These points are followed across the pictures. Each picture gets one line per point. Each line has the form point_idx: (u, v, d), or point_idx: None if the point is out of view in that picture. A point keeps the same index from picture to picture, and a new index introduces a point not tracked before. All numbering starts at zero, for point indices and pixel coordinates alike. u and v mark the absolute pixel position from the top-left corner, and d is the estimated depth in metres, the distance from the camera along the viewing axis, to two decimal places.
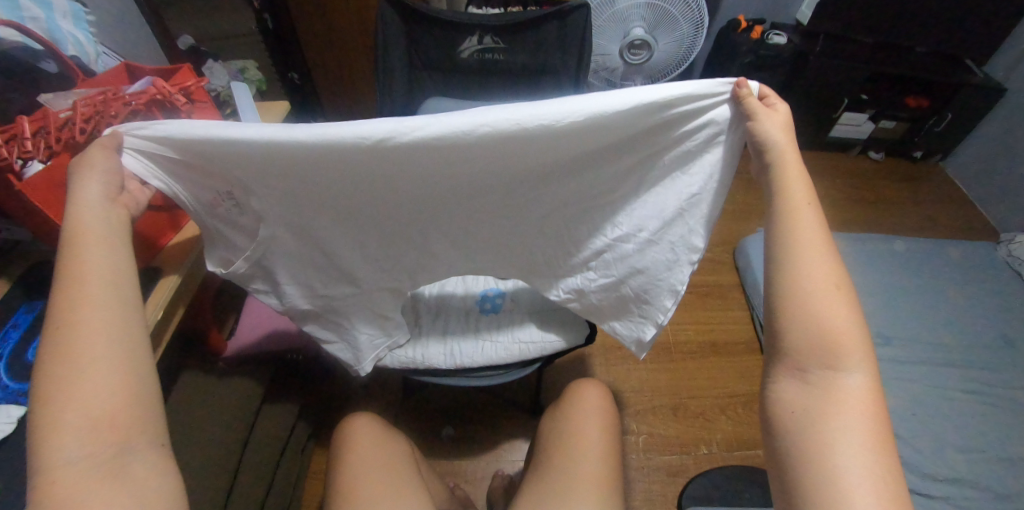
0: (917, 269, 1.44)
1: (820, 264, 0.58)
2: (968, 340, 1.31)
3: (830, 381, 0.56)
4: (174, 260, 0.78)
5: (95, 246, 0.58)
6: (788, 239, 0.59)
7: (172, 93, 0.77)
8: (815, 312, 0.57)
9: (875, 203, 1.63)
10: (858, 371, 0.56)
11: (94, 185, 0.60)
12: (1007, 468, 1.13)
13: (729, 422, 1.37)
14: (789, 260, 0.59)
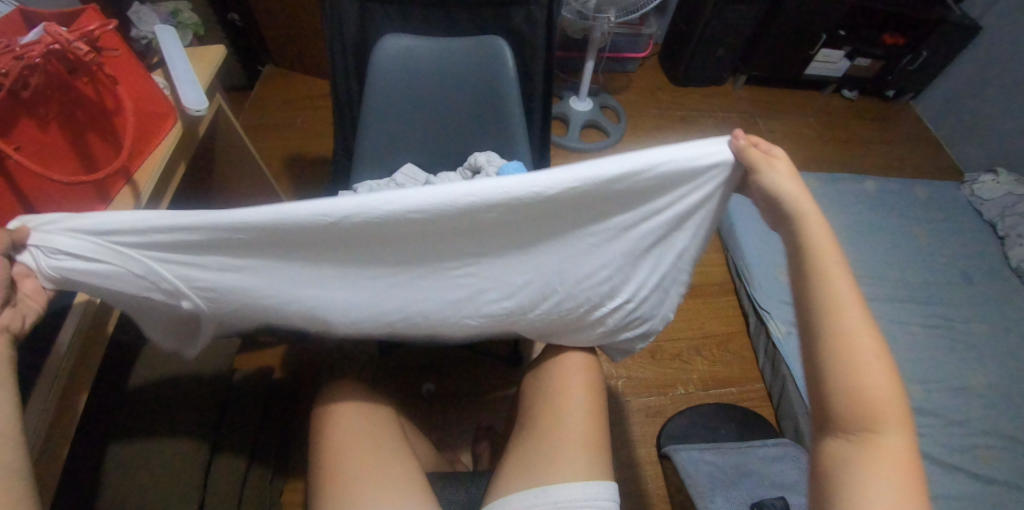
0: (887, 209, 1.47)
1: (861, 326, 0.58)
2: (932, 277, 1.36)
3: (870, 440, 0.56)
4: None
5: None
6: (824, 303, 0.60)
7: (72, 40, 0.66)
8: (854, 374, 0.57)
9: (846, 143, 1.64)
10: (895, 431, 0.56)
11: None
12: (961, 397, 1.21)
13: (702, 362, 1.41)
14: (824, 326, 0.59)
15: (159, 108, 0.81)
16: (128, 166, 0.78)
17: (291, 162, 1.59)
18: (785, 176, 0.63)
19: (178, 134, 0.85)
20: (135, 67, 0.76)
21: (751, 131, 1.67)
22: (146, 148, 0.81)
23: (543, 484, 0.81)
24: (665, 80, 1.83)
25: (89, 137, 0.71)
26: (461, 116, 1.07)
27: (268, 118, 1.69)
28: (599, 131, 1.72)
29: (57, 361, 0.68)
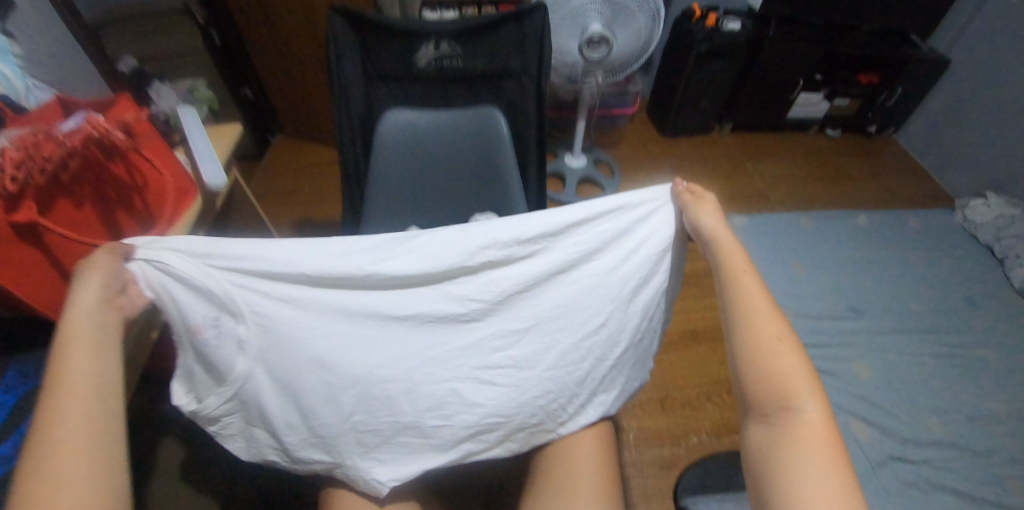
0: (883, 241, 1.48)
1: (768, 319, 0.62)
2: (936, 304, 1.35)
3: (786, 416, 0.57)
4: None
5: (84, 355, 0.57)
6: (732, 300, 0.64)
7: (111, 129, 0.73)
8: (764, 356, 0.60)
9: (835, 180, 1.67)
10: (811, 404, 0.57)
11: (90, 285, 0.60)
12: (981, 427, 1.18)
13: (713, 408, 1.40)
14: (735, 320, 0.63)
15: (183, 184, 0.86)
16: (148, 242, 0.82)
17: (298, 231, 1.64)
18: (716, 221, 0.70)
19: (197, 211, 0.88)
20: (163, 150, 0.82)
21: (741, 175, 1.71)
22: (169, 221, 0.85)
23: None
24: (656, 132, 1.89)
25: (116, 213, 0.76)
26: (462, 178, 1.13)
27: (274, 187, 1.76)
28: (595, 185, 1.77)
29: None
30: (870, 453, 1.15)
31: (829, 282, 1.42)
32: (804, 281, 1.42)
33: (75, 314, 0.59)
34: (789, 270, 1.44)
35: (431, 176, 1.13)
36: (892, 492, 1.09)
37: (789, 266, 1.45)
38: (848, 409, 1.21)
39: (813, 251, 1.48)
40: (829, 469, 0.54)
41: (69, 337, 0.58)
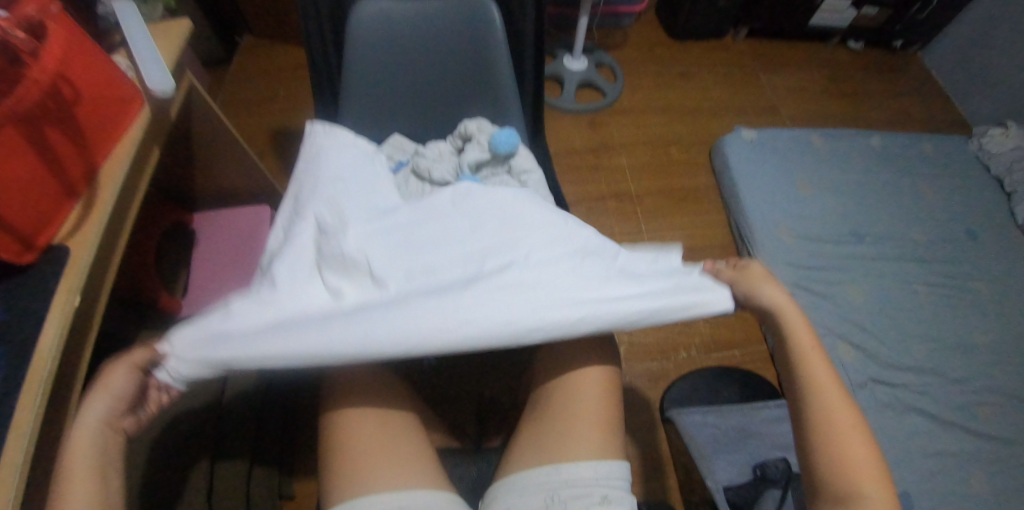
0: (892, 166, 1.47)
1: (832, 397, 0.62)
2: (936, 235, 1.37)
3: (857, 495, 0.58)
4: (71, 235, 0.73)
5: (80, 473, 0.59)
6: (805, 384, 0.64)
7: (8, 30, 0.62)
8: (835, 437, 0.61)
9: (851, 96, 1.66)
10: (875, 490, 0.58)
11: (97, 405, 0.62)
12: (960, 354, 1.22)
13: (704, 325, 1.41)
14: (807, 400, 0.63)
15: (123, 93, 0.78)
16: (91, 166, 0.75)
17: (276, 139, 1.50)
18: (769, 293, 0.68)
19: (143, 125, 0.81)
20: (94, 57, 0.73)
21: (754, 87, 1.70)
22: (113, 138, 0.78)
23: (556, 462, 0.79)
24: (663, 36, 1.81)
25: (48, 131, 0.68)
26: (467, 79, 1.07)
27: (245, 93, 1.60)
28: (595, 91, 1.69)
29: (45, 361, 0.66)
30: (852, 375, 1.19)
31: (829, 208, 1.42)
32: (806, 204, 1.42)
33: (79, 436, 0.60)
34: (793, 194, 1.44)
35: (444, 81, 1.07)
36: (869, 412, 1.15)
37: (794, 187, 1.45)
38: (837, 331, 1.24)
39: (817, 172, 1.47)
40: None
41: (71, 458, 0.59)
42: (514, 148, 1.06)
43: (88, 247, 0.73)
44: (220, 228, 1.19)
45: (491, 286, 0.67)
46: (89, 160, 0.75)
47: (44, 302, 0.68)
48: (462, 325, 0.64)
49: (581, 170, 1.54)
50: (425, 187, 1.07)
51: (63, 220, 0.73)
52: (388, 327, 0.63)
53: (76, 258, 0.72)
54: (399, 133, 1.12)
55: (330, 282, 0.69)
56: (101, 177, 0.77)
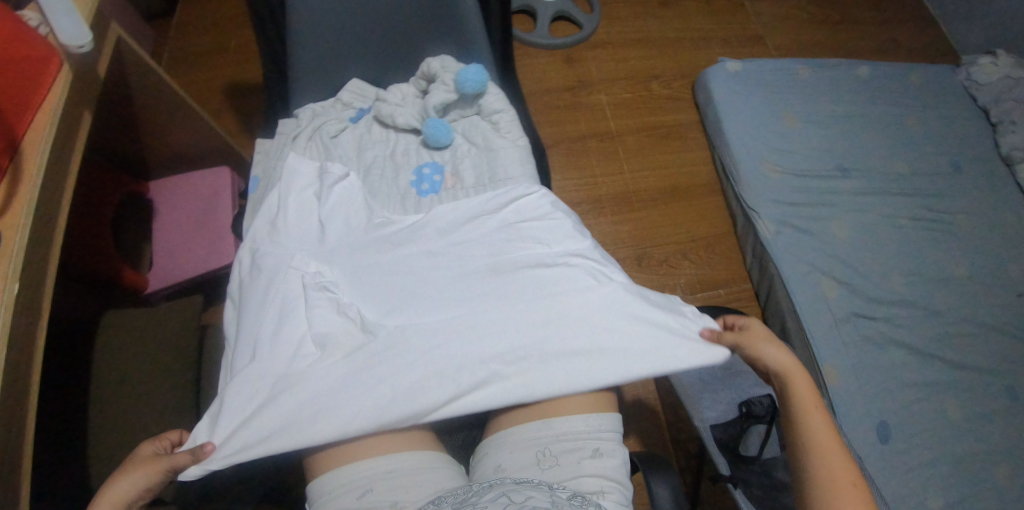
0: (876, 98, 1.46)
1: (840, 461, 0.65)
2: (920, 169, 1.37)
3: None
4: (4, 213, 0.65)
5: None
6: (809, 442, 0.67)
7: None
8: (835, 491, 0.64)
9: (836, 24, 1.64)
10: None
11: (127, 481, 0.63)
12: (939, 287, 1.25)
13: (688, 266, 1.33)
14: (810, 457, 0.66)
15: (36, 51, 0.69)
16: (12, 132, 0.67)
17: (230, 90, 1.39)
18: (778, 354, 0.72)
19: (67, 81, 0.72)
20: None
21: (737, 17, 1.63)
22: (33, 104, 0.69)
23: (545, 417, 0.76)
24: None
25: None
26: (430, 19, 0.98)
27: (193, 40, 1.46)
28: (570, 24, 1.58)
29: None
30: (835, 309, 1.20)
31: (814, 141, 1.39)
32: (791, 137, 1.39)
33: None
34: (779, 126, 1.40)
35: (418, 24, 0.98)
36: (853, 347, 1.17)
37: (780, 120, 1.41)
38: (822, 268, 1.24)
39: (802, 103, 1.44)
40: None
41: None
42: (483, 86, 0.97)
43: (21, 227, 0.65)
44: (178, 192, 1.12)
45: (475, 339, 0.74)
46: (9, 131, 0.66)
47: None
48: (452, 395, 0.70)
49: (560, 110, 1.46)
50: (390, 134, 1.01)
51: None
52: (386, 398, 0.70)
53: (8, 242, 0.64)
54: (359, 78, 1.04)
55: (315, 333, 0.74)
56: (26, 149, 0.68)
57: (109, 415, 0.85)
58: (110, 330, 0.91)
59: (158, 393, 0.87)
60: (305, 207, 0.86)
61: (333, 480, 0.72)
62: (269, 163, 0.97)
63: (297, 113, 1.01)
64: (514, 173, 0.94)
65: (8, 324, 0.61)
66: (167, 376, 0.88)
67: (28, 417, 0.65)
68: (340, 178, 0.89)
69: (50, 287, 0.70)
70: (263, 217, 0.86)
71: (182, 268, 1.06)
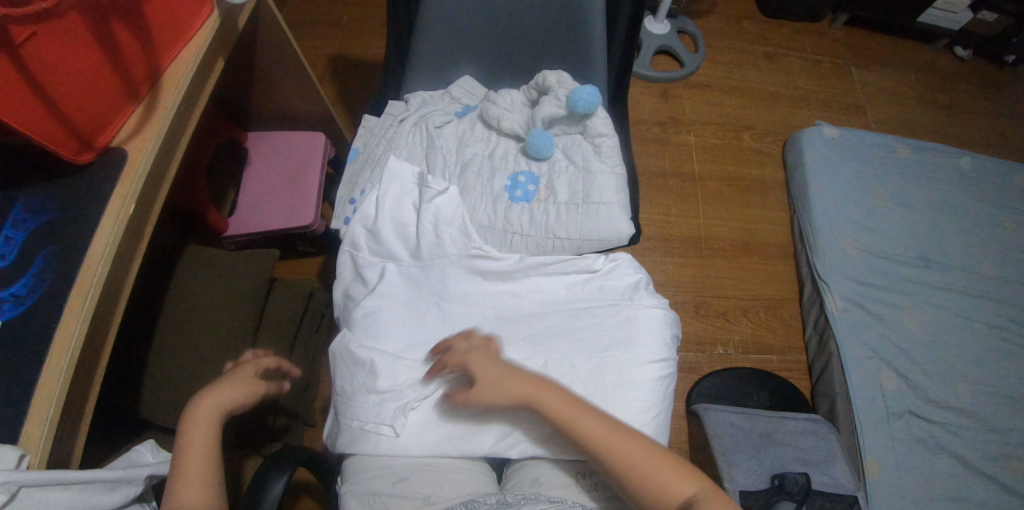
0: (974, 192, 1.41)
1: (626, 444, 0.68)
2: (1006, 274, 1.32)
3: (689, 500, 0.65)
4: (134, 138, 0.70)
5: (200, 447, 0.65)
6: (602, 449, 0.68)
7: None
8: (649, 474, 0.67)
9: (944, 108, 1.59)
10: (698, 484, 0.66)
11: (230, 389, 0.70)
12: (1006, 402, 1.19)
13: (747, 324, 1.30)
14: (613, 460, 0.68)
15: None
16: (157, 63, 0.72)
17: (335, 63, 1.42)
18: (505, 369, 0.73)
19: (215, 27, 0.77)
20: None
21: (841, 81, 1.60)
22: (181, 39, 0.74)
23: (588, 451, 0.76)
24: (754, 10, 1.70)
25: (116, 28, 0.64)
26: (551, 32, 0.99)
27: (311, 11, 1.52)
28: (672, 59, 1.58)
29: (92, 271, 0.64)
30: (891, 403, 1.16)
31: (901, 223, 1.35)
32: (876, 213, 1.36)
33: (202, 416, 0.67)
34: (867, 200, 1.37)
35: (535, 34, 0.99)
36: (901, 443, 1.13)
37: (868, 195, 1.38)
38: (884, 356, 1.20)
39: (894, 182, 1.40)
40: None
41: (191, 433, 0.66)
42: (594, 108, 0.97)
43: (148, 151, 0.69)
44: (271, 147, 1.16)
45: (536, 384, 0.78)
46: (155, 62, 0.71)
47: (101, 208, 0.66)
48: (515, 439, 0.75)
49: (648, 144, 1.46)
50: (492, 135, 1.03)
51: (124, 120, 0.70)
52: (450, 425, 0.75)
53: (133, 162, 0.68)
54: (471, 76, 1.07)
55: (389, 342, 0.79)
56: (166, 79, 0.73)
57: (167, 349, 0.89)
58: (192, 256, 0.98)
59: (219, 336, 0.90)
60: (400, 211, 0.88)
61: (371, 463, 0.74)
62: (373, 140, 1.01)
63: (407, 97, 1.04)
64: (607, 197, 0.94)
65: (116, 239, 0.66)
66: (230, 325, 0.91)
67: (109, 334, 0.69)
68: (441, 193, 0.89)
69: (154, 216, 0.75)
70: (358, 217, 0.87)
71: (260, 219, 1.09)
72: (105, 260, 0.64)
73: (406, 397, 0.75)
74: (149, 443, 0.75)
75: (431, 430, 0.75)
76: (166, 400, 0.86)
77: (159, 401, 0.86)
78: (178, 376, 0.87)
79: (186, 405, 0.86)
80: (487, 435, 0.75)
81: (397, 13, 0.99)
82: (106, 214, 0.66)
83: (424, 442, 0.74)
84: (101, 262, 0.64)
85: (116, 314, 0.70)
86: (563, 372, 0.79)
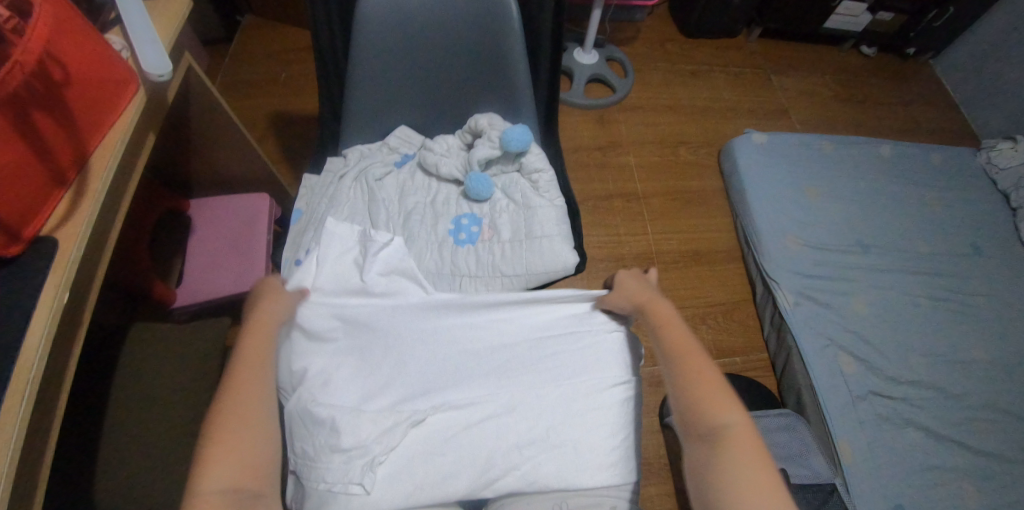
0: (900, 177, 1.49)
1: (693, 356, 0.72)
2: (940, 248, 1.39)
3: (717, 431, 0.66)
4: (67, 224, 0.71)
5: (257, 336, 0.72)
6: (669, 349, 0.74)
7: None
8: (694, 390, 0.69)
9: (861, 102, 1.69)
10: (735, 419, 0.66)
11: (280, 304, 0.77)
12: (958, 369, 1.24)
13: (707, 330, 1.34)
14: (673, 363, 0.73)
15: (118, 75, 0.76)
16: (84, 147, 0.73)
17: (276, 126, 1.45)
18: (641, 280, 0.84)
19: (140, 104, 0.79)
20: (84, 32, 0.71)
21: (765, 89, 1.70)
22: (107, 122, 0.76)
23: (565, 478, 0.75)
24: (675, 32, 1.79)
25: (36, 117, 0.66)
26: (475, 76, 1.04)
27: (248, 80, 1.55)
28: (604, 86, 1.65)
29: (28, 366, 0.64)
30: (852, 385, 1.20)
31: (837, 214, 1.42)
32: (814, 209, 1.42)
33: (259, 318, 0.74)
34: (804, 197, 1.44)
35: (461, 79, 1.04)
36: (867, 424, 1.16)
37: (804, 192, 1.44)
38: (840, 343, 1.25)
39: (826, 177, 1.47)
40: (757, 468, 0.63)
41: (254, 325, 0.73)
42: (526, 146, 1.02)
43: (77, 240, 0.70)
44: (216, 217, 1.16)
45: (507, 419, 0.78)
46: (81, 146, 0.73)
47: (31, 300, 0.66)
48: (490, 477, 0.75)
49: (590, 168, 1.51)
50: (432, 182, 1.07)
51: (53, 207, 0.71)
52: (423, 474, 0.75)
53: (64, 252, 0.69)
54: (406, 125, 1.10)
55: (350, 395, 0.78)
56: (94, 164, 0.74)
57: (122, 435, 0.88)
58: (134, 343, 0.96)
59: (174, 418, 0.90)
60: (343, 270, 0.87)
61: None
62: (314, 200, 1.03)
63: (345, 152, 1.07)
64: (549, 231, 0.98)
65: (51, 333, 0.66)
66: (186, 404, 0.91)
67: (53, 426, 0.69)
68: (385, 245, 0.90)
69: (93, 297, 0.76)
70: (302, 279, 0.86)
71: (210, 292, 1.09)
72: (41, 354, 0.65)
73: (377, 450, 0.74)
74: None
75: (404, 482, 0.74)
76: (122, 491, 0.84)
77: (115, 491, 0.84)
78: (130, 462, 0.86)
79: (140, 493, 0.84)
80: (464, 476, 0.75)
81: (326, 75, 1.03)
82: (38, 308, 0.66)
83: (400, 496, 0.74)
84: (36, 358, 0.64)
85: (59, 405, 0.70)
86: (533, 400, 0.79)
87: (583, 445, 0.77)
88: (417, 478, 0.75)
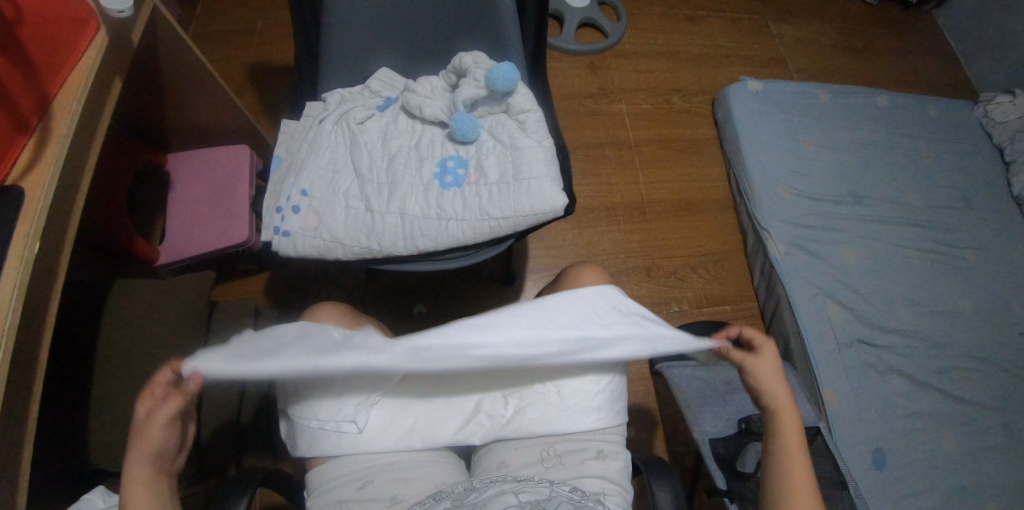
0: (895, 128, 1.48)
1: (805, 494, 0.66)
2: (932, 200, 1.39)
3: None
4: (33, 172, 0.66)
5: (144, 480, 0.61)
6: (783, 475, 0.68)
7: None
8: None
9: (858, 53, 1.66)
10: None
11: (157, 432, 0.62)
12: (943, 320, 1.26)
13: (697, 278, 1.34)
14: (782, 484, 0.67)
15: (73, 11, 0.71)
16: (44, 91, 0.68)
17: (254, 73, 1.40)
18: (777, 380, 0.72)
19: (103, 46, 0.74)
20: None
21: (761, 37, 1.66)
22: (68, 65, 0.71)
23: (552, 422, 0.75)
24: None
25: None
26: (466, 9, 0.98)
27: (222, 18, 1.47)
28: (596, 31, 1.60)
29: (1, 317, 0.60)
30: (839, 334, 1.21)
31: (829, 165, 1.41)
32: (808, 159, 1.41)
33: (141, 456, 0.61)
34: (798, 147, 1.42)
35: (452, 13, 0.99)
36: (854, 371, 1.18)
37: (797, 142, 1.43)
38: (830, 293, 1.25)
39: (820, 128, 1.46)
40: None
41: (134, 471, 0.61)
42: (513, 85, 0.97)
43: (45, 186, 0.66)
44: (193, 170, 1.12)
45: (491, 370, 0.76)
46: (40, 89, 0.68)
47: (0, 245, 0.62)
48: (475, 424, 0.75)
49: (582, 115, 1.47)
50: (416, 125, 1.02)
51: (18, 154, 0.66)
52: (412, 416, 0.74)
53: (31, 200, 0.65)
54: (388, 67, 1.06)
55: None
56: (57, 110, 0.70)
57: (109, 389, 0.86)
58: (117, 295, 0.93)
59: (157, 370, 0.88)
60: None
61: (334, 469, 0.72)
62: (294, 145, 0.99)
63: (325, 96, 1.02)
64: (537, 172, 0.94)
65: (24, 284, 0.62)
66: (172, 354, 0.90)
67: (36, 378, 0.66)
68: None
69: (68, 248, 0.72)
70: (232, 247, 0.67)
71: (193, 245, 1.06)
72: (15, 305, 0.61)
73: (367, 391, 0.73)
74: (99, 489, 0.72)
75: (395, 424, 0.74)
76: (113, 443, 0.83)
77: (107, 444, 0.83)
78: (119, 416, 0.85)
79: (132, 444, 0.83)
80: (449, 420, 0.75)
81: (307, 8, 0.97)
82: (8, 255, 0.62)
83: (391, 436, 0.73)
84: (10, 309, 0.61)
85: (39, 357, 0.67)
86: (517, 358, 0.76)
87: (567, 392, 0.75)
88: (404, 421, 0.74)
